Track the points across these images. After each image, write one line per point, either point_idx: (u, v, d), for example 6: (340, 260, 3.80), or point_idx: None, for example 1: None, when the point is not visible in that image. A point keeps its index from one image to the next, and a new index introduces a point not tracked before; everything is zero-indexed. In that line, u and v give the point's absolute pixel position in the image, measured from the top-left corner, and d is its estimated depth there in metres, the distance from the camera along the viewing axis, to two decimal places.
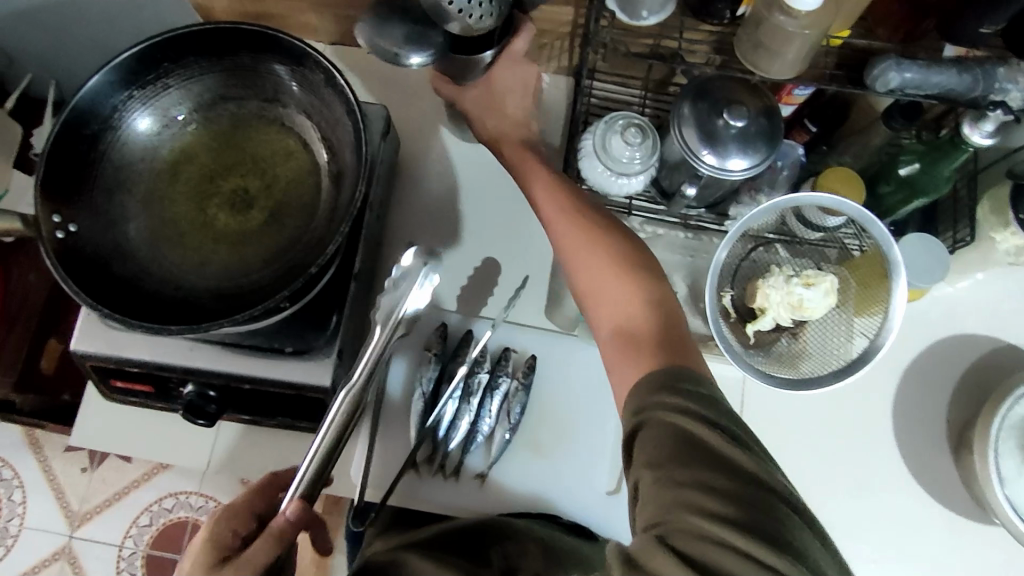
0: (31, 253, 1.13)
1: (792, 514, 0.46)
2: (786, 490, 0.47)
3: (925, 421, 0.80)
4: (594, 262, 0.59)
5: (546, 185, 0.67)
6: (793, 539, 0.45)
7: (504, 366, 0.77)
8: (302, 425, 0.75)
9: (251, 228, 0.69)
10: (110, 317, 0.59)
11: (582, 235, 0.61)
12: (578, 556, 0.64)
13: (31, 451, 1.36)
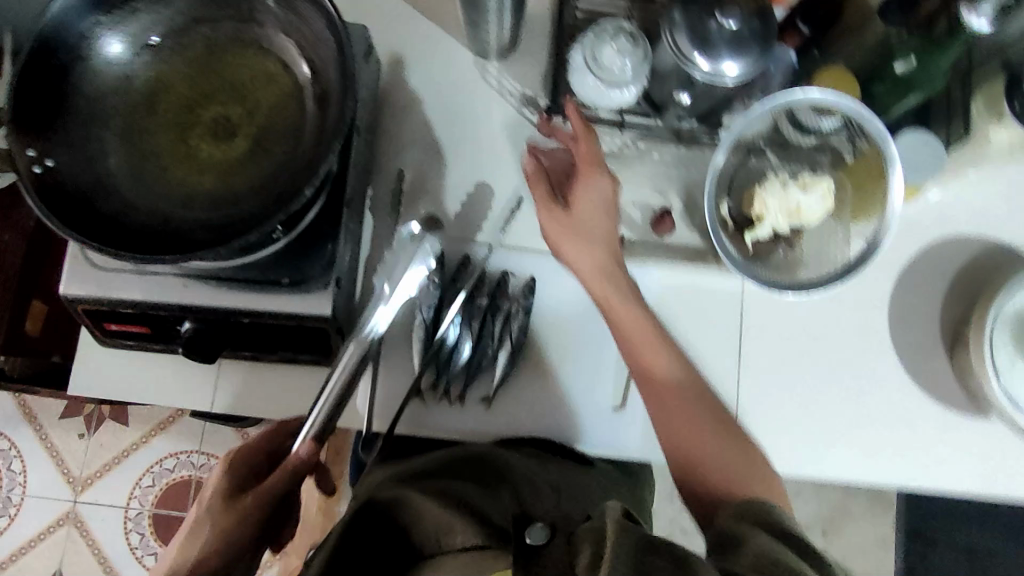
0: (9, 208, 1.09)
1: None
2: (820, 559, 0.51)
3: (921, 321, 0.81)
4: (682, 427, 0.67)
5: (597, 206, 0.69)
6: None
7: (503, 292, 0.77)
8: (304, 358, 0.75)
9: (237, 156, 0.67)
10: (105, 251, 0.57)
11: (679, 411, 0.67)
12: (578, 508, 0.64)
13: (26, 420, 1.35)
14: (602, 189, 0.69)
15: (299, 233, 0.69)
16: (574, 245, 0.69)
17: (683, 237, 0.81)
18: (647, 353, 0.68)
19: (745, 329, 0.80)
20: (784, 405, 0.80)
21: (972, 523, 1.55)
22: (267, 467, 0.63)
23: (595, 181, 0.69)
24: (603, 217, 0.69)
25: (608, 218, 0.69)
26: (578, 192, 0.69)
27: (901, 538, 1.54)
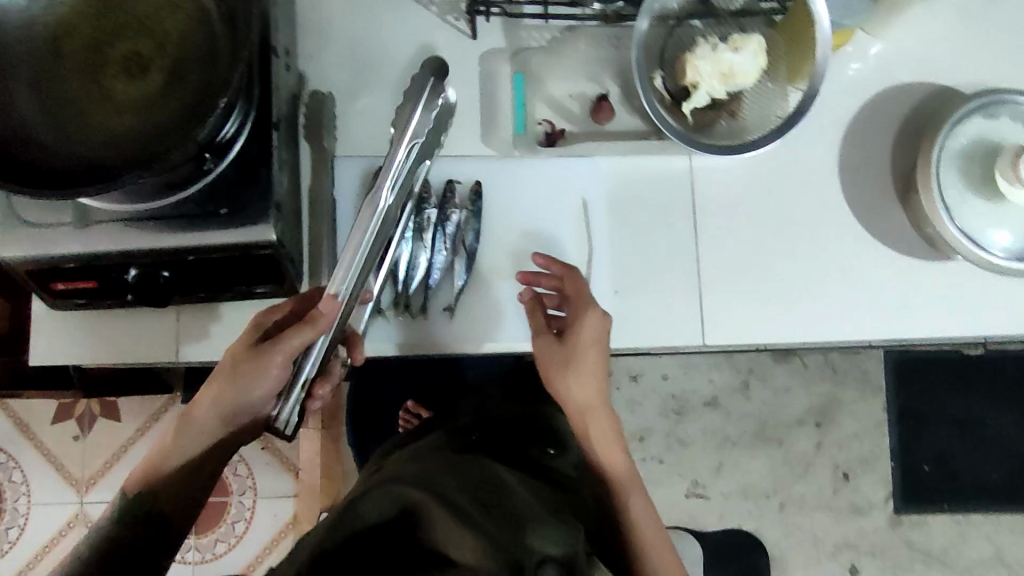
0: None
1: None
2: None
3: (872, 175, 0.81)
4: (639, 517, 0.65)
5: (592, 340, 0.70)
6: None
7: (451, 199, 0.77)
8: (259, 291, 0.75)
9: (151, 89, 0.65)
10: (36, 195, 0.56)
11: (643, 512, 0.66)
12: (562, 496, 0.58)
13: (20, 431, 1.34)
14: (596, 321, 0.70)
15: (232, 161, 0.68)
16: (576, 380, 0.70)
17: (624, 123, 0.80)
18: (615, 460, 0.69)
19: (698, 205, 0.80)
20: (746, 277, 0.80)
21: (962, 395, 1.58)
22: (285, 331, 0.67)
23: (586, 322, 0.70)
24: (595, 350, 0.70)
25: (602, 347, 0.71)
26: (573, 327, 0.71)
27: (893, 419, 1.57)
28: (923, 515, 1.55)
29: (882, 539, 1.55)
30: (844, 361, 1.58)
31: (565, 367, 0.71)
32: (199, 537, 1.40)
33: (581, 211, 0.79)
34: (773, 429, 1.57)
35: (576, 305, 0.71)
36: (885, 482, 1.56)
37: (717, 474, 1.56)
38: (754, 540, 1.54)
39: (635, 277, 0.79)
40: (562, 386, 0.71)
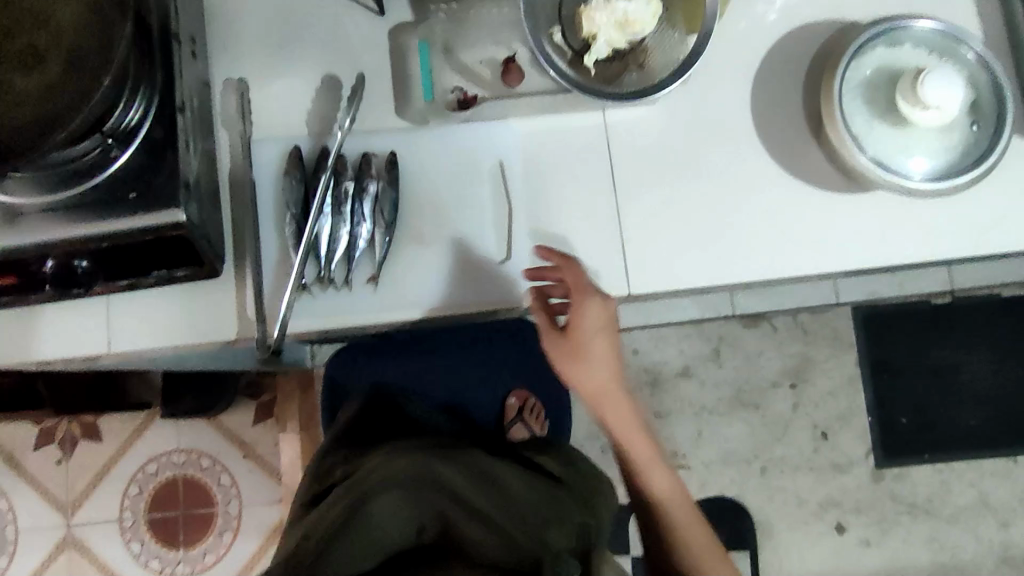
0: None
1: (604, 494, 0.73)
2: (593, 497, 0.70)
3: (786, 115, 0.82)
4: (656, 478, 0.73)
5: (595, 327, 0.72)
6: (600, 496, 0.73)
7: (367, 170, 0.78)
8: (180, 275, 0.75)
9: (50, 80, 0.63)
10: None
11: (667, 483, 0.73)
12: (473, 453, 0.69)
13: (6, 463, 1.42)
14: (595, 311, 0.71)
15: (138, 147, 0.69)
16: (589, 366, 0.72)
17: (535, 84, 0.81)
18: (635, 445, 0.73)
19: (614, 158, 0.81)
20: (668, 225, 0.80)
21: (935, 345, 1.57)
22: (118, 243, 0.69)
23: (588, 310, 0.71)
24: (599, 336, 0.72)
25: (608, 335, 0.72)
26: (575, 317, 0.72)
27: (867, 373, 1.57)
28: (904, 466, 1.55)
29: (865, 495, 1.54)
30: (815, 320, 1.58)
31: (575, 359, 0.73)
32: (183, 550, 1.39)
33: (499, 173, 0.80)
34: (749, 394, 1.57)
35: (577, 297, 0.71)
36: (864, 438, 1.55)
37: (696, 443, 1.56)
38: (737, 506, 1.54)
39: (556, 233, 0.80)
40: (577, 376, 0.73)
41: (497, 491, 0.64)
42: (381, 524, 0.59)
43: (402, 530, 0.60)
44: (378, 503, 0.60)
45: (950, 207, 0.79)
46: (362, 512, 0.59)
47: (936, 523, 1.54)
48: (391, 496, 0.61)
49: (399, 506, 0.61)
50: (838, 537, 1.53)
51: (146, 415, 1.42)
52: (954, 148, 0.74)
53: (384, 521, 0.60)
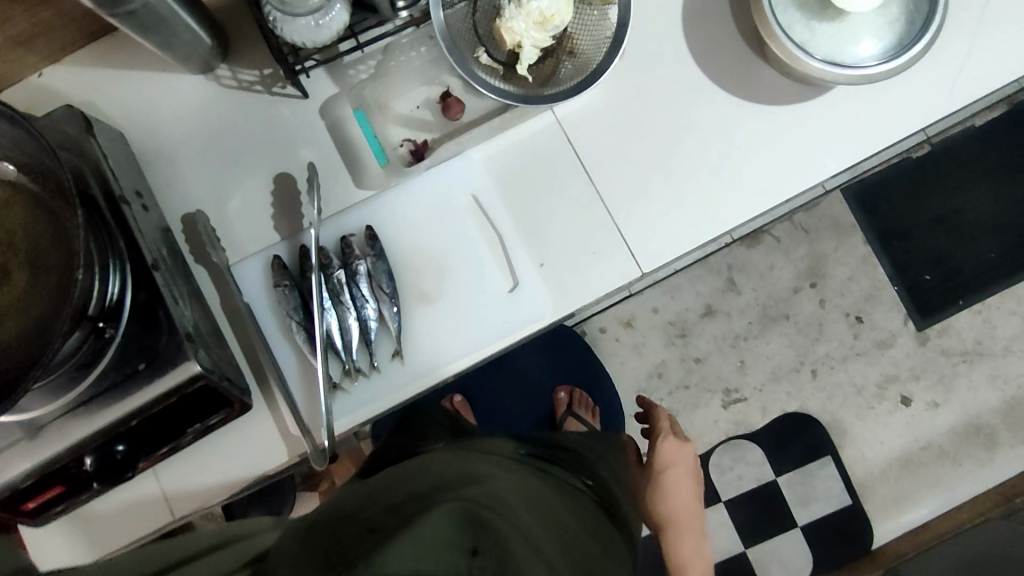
0: None
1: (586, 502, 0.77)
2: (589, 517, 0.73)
3: (724, 45, 0.81)
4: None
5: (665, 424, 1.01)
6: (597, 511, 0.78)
7: (351, 252, 0.77)
8: (215, 422, 0.74)
9: (21, 290, 0.65)
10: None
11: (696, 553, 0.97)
12: (496, 477, 0.64)
13: None
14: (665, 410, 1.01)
15: (130, 318, 0.68)
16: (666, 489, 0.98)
17: (477, 107, 0.81)
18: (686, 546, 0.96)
19: (579, 149, 0.80)
20: (654, 193, 0.80)
21: (931, 196, 1.57)
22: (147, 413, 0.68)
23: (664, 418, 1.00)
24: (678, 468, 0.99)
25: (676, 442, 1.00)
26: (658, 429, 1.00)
27: (879, 246, 1.57)
28: (943, 320, 1.56)
29: (918, 359, 1.56)
30: (810, 216, 1.58)
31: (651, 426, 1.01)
32: None
33: (475, 206, 0.79)
34: (774, 308, 1.57)
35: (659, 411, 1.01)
36: (897, 308, 1.56)
37: (743, 373, 1.57)
38: (804, 416, 1.55)
39: (550, 242, 0.79)
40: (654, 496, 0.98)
41: (547, 543, 0.58)
42: (444, 534, 0.49)
43: (457, 538, 0.50)
44: (440, 509, 0.51)
45: (911, 77, 0.79)
46: (428, 515, 0.51)
47: (993, 360, 1.55)
48: (456, 510, 0.53)
49: (459, 524, 0.51)
50: (908, 409, 1.55)
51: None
52: (898, 21, 0.74)
53: (444, 530, 0.49)
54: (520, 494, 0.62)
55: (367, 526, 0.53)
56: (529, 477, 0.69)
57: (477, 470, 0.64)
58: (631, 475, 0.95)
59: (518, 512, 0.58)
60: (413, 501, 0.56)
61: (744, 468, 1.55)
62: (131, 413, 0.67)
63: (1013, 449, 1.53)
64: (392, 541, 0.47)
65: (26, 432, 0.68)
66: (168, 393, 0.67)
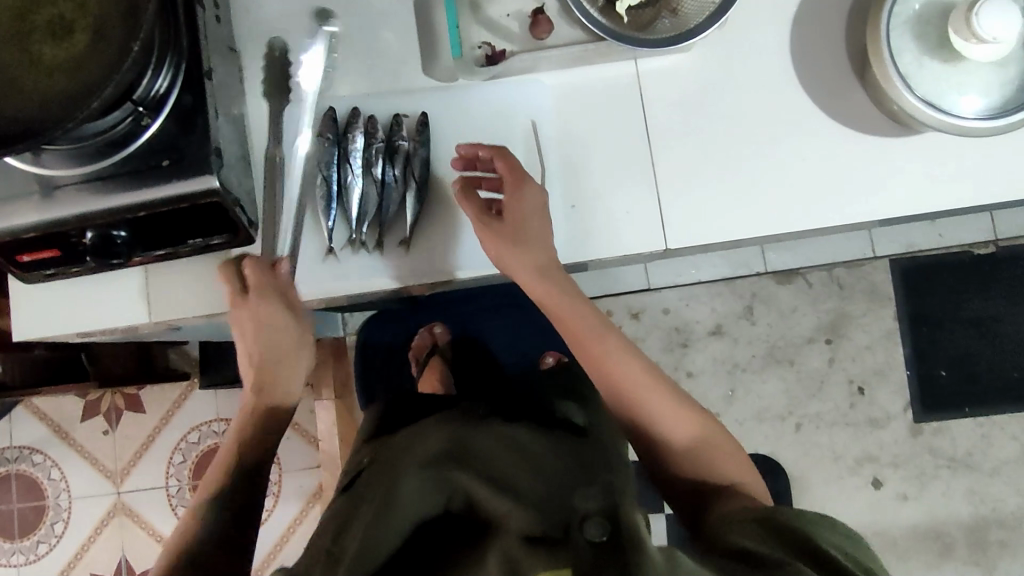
0: None
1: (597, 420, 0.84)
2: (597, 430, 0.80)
3: (828, 54, 0.78)
4: (639, 388, 0.70)
5: (530, 211, 0.73)
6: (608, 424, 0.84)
7: (398, 131, 0.77)
8: (216, 243, 0.75)
9: (77, 50, 0.66)
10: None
11: (572, 306, 0.72)
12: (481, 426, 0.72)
13: (61, 439, 1.80)
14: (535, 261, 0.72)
15: (169, 114, 0.69)
16: (524, 252, 0.72)
17: (566, 35, 0.79)
18: (616, 366, 0.70)
19: (648, 108, 0.78)
20: (704, 177, 0.78)
21: (976, 296, 1.52)
22: (159, 212, 0.69)
23: (526, 198, 0.72)
24: (538, 220, 0.73)
25: (580, 301, 0.73)
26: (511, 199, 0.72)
27: (905, 327, 1.53)
28: (942, 420, 1.52)
29: (904, 449, 1.53)
30: (850, 274, 1.54)
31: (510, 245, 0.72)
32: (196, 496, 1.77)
33: (532, 132, 0.79)
34: (782, 350, 1.55)
35: (511, 177, 0.73)
36: (902, 392, 1.53)
37: (730, 402, 1.55)
38: (773, 463, 1.53)
39: (590, 188, 0.78)
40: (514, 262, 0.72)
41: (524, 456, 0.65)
42: (415, 505, 0.59)
43: (430, 505, 0.60)
44: (407, 488, 0.60)
45: (1001, 148, 0.76)
46: (398, 493, 0.60)
47: (976, 477, 1.52)
48: (422, 477, 0.62)
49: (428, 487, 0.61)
50: (876, 491, 1.52)
51: (188, 385, 1.79)
52: (1011, 84, 0.70)
53: (415, 504, 0.59)
54: (494, 432, 0.71)
55: (363, 505, 0.63)
56: (523, 423, 0.76)
57: (454, 428, 0.73)
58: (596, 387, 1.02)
59: (489, 454, 0.65)
60: (397, 472, 0.65)
61: None
62: (142, 206, 0.68)
63: (963, 566, 1.51)
64: (373, 527, 0.57)
65: (41, 188, 0.69)
66: (183, 198, 0.68)
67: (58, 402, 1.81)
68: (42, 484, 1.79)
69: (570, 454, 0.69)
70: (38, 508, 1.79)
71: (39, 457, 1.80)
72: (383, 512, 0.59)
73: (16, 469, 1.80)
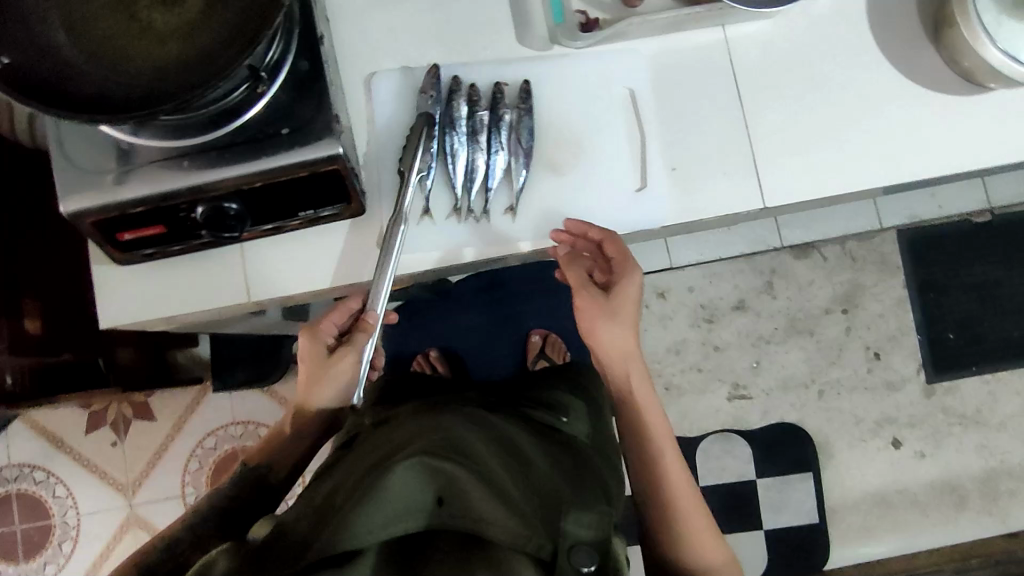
0: (31, 221, 1.05)
1: (562, 433, 0.81)
2: (564, 444, 0.77)
3: (900, 21, 0.82)
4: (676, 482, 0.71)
5: (633, 298, 0.76)
6: (577, 438, 0.83)
7: (502, 99, 0.77)
8: (327, 214, 0.74)
9: (192, 16, 0.63)
10: (96, 121, 0.56)
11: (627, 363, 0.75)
12: (461, 424, 0.67)
13: (58, 450, 1.58)
14: (622, 336, 0.75)
15: (283, 82, 0.68)
16: (606, 327, 0.75)
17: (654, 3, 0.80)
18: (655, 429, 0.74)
19: (738, 73, 0.81)
20: (793, 138, 0.81)
21: (977, 262, 1.60)
22: (275, 182, 0.68)
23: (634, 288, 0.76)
24: (633, 307, 0.77)
25: (636, 359, 0.76)
26: (615, 287, 0.76)
27: (915, 293, 1.60)
28: (953, 381, 1.59)
29: (919, 410, 1.59)
30: (862, 246, 1.60)
31: (605, 318, 0.75)
32: None
33: (629, 99, 0.80)
34: (802, 321, 1.59)
35: (622, 263, 0.76)
36: (914, 355, 1.59)
37: (755, 374, 1.58)
38: (799, 431, 1.57)
39: (688, 152, 0.80)
40: (598, 332, 0.75)
41: (510, 469, 0.61)
42: (406, 492, 0.53)
43: (422, 499, 0.54)
44: (402, 468, 0.54)
45: None
46: (390, 474, 0.54)
47: (986, 432, 1.58)
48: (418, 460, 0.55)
49: (424, 478, 0.55)
50: (896, 451, 1.58)
51: (200, 390, 1.60)
52: None
53: (407, 489, 0.53)
54: (477, 431, 0.65)
55: (338, 495, 0.56)
56: (495, 422, 0.71)
57: (430, 423, 0.67)
58: (593, 382, 1.01)
59: (480, 456, 0.60)
60: (378, 464, 0.59)
61: (728, 461, 1.57)
62: (261, 175, 0.67)
63: (978, 517, 1.57)
64: (360, 511, 0.51)
65: (118, 168, 0.67)
66: (305, 167, 0.67)
67: (52, 413, 1.58)
68: (47, 502, 1.56)
69: (544, 466, 0.66)
70: (44, 529, 1.56)
71: (34, 473, 1.57)
72: (368, 495, 0.52)
73: (17, 489, 1.57)
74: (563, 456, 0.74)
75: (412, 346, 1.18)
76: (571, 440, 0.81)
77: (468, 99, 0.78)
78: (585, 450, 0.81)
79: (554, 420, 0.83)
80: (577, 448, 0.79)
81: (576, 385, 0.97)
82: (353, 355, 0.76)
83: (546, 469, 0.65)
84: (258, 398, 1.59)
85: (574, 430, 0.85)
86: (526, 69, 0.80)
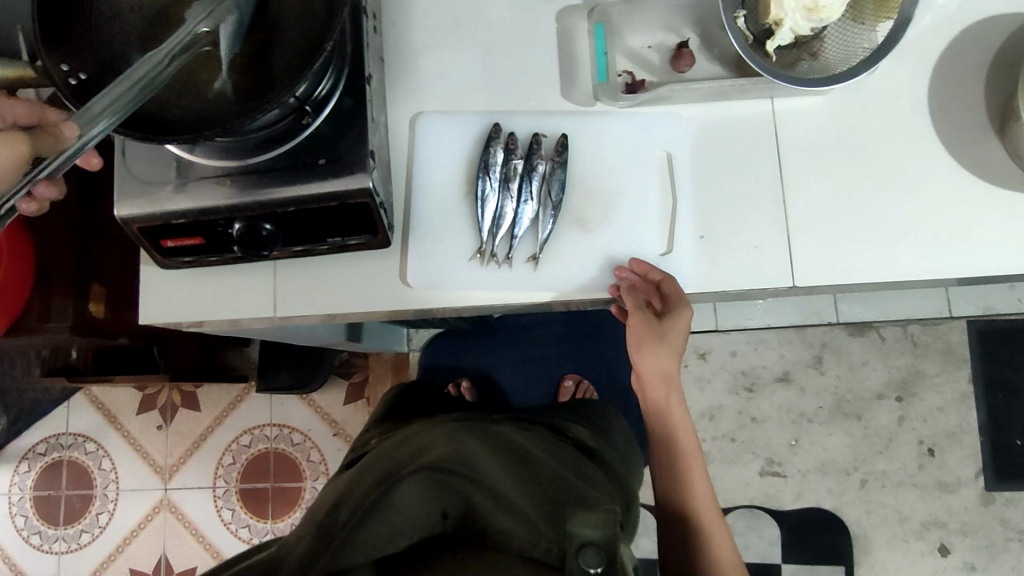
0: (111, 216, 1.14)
1: (584, 456, 0.81)
2: (582, 465, 0.77)
3: (965, 108, 0.78)
4: (704, 505, 0.77)
5: (681, 326, 0.79)
6: (601, 462, 0.83)
7: (537, 150, 0.79)
8: (354, 243, 0.77)
9: (254, 48, 0.67)
10: (160, 142, 0.61)
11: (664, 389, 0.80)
12: (472, 435, 0.67)
13: (110, 426, 1.67)
14: (662, 362, 0.80)
15: (327, 116, 0.72)
16: (647, 354, 0.79)
17: (704, 70, 0.81)
18: (689, 452, 0.79)
19: (782, 145, 0.79)
20: (834, 218, 0.78)
21: None
22: (308, 209, 0.71)
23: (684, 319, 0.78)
24: (680, 334, 0.79)
25: (676, 383, 0.81)
26: (665, 316, 0.78)
27: (981, 391, 1.47)
28: (1020, 492, 1.44)
29: (974, 517, 1.44)
30: (926, 332, 1.50)
31: (652, 342, 0.79)
32: (242, 502, 1.62)
33: (666, 163, 0.80)
34: (851, 404, 1.50)
35: (674, 298, 0.77)
36: (974, 457, 1.46)
37: (793, 452, 1.50)
38: (836, 519, 1.47)
39: (718, 219, 0.79)
40: (643, 360, 0.80)
41: (516, 479, 0.61)
42: (414, 506, 0.53)
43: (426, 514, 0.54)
44: (404, 487, 0.55)
45: None
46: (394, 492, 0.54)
47: None
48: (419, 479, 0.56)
49: (430, 493, 0.55)
50: (941, 559, 1.44)
51: (243, 389, 1.66)
52: None
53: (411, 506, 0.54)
54: (486, 445, 0.65)
55: (348, 508, 0.56)
56: (506, 435, 0.71)
57: (439, 437, 0.67)
58: (609, 415, 0.99)
59: (488, 468, 0.60)
60: (386, 477, 0.59)
61: (755, 540, 1.48)
62: (297, 201, 0.70)
63: None
64: (364, 524, 0.52)
65: (173, 180, 0.72)
66: (337, 199, 0.70)
67: (109, 391, 1.68)
68: (92, 473, 1.65)
69: (553, 478, 0.65)
70: (86, 497, 1.64)
71: (85, 444, 1.67)
72: (375, 509, 0.53)
73: (67, 456, 1.66)
74: (579, 473, 0.73)
75: (447, 371, 1.20)
76: (592, 463, 0.80)
77: (503, 150, 0.80)
78: (607, 474, 0.80)
79: (573, 444, 0.83)
80: (595, 469, 0.78)
81: (587, 410, 0.97)
82: (23, 148, 0.57)
83: (554, 480, 0.65)
84: (294, 404, 1.64)
85: (595, 445, 0.86)
86: (567, 121, 0.81)
